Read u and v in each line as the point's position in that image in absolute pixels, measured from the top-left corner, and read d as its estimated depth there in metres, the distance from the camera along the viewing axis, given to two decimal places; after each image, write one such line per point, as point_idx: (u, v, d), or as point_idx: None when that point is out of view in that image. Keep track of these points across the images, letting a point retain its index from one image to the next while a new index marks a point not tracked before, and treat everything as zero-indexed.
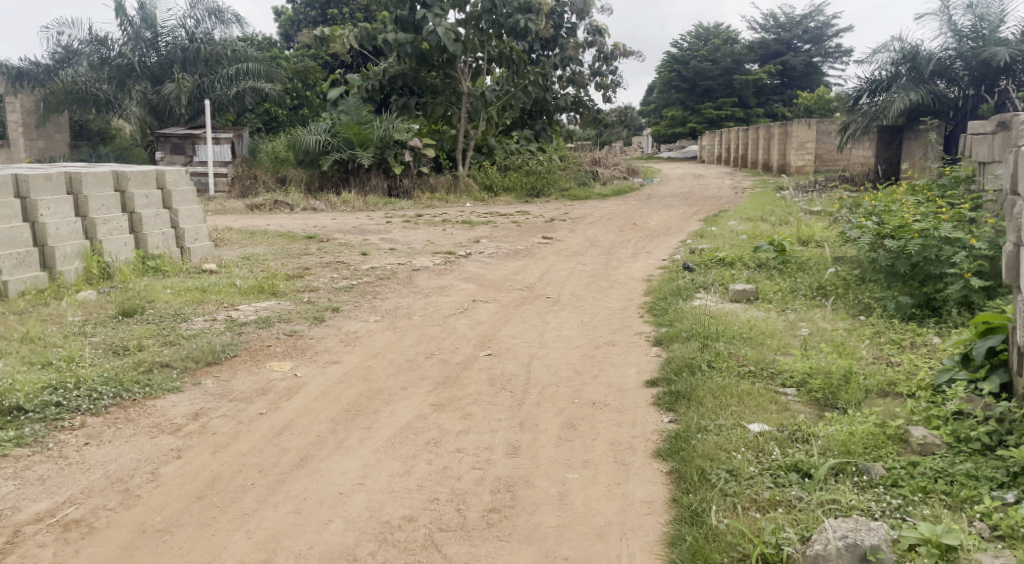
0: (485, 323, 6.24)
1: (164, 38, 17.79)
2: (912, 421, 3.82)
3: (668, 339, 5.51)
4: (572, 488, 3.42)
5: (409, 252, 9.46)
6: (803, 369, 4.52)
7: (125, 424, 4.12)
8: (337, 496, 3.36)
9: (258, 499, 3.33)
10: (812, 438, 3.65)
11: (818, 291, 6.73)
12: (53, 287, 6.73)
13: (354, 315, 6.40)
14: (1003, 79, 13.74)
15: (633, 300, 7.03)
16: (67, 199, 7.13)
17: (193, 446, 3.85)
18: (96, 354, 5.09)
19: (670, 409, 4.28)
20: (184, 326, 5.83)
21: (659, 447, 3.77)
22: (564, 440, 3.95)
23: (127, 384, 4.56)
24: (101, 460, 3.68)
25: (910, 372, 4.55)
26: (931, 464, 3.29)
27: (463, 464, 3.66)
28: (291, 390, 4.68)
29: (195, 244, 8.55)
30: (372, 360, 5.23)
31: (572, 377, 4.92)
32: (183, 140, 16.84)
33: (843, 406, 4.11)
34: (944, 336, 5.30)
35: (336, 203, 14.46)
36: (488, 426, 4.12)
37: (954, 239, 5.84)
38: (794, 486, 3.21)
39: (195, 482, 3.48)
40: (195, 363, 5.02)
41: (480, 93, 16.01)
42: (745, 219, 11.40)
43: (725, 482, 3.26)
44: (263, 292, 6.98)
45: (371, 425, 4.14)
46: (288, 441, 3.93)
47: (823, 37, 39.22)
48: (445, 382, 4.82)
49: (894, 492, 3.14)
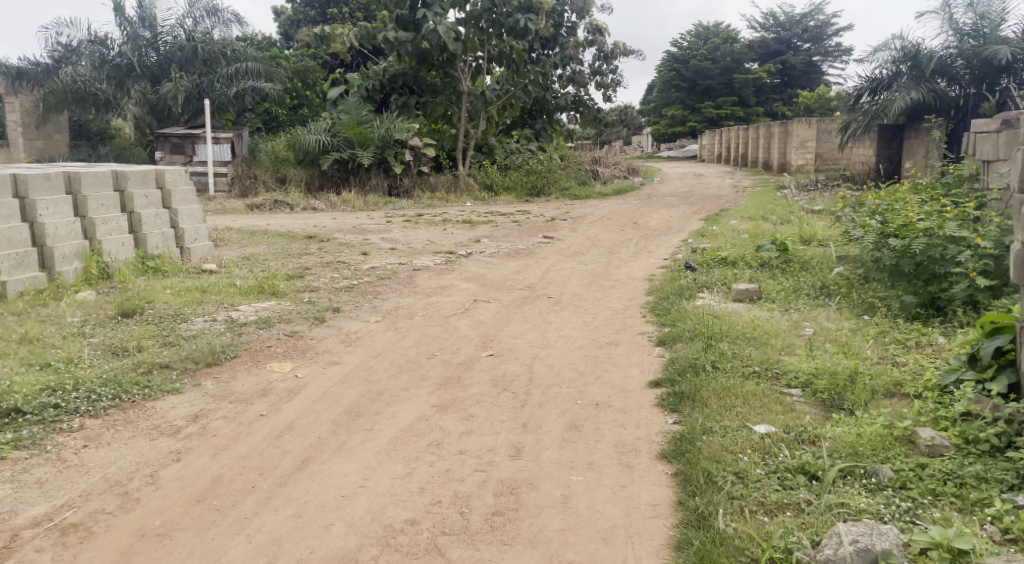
0: (486, 323, 6.20)
1: (163, 37, 17.72)
2: (919, 422, 3.78)
3: (671, 339, 5.47)
4: (576, 490, 3.38)
5: (410, 252, 9.41)
6: (808, 369, 4.47)
7: (124, 426, 4.08)
8: (339, 499, 3.32)
9: (258, 503, 3.29)
10: (819, 439, 3.61)
11: (821, 291, 6.69)
12: (52, 287, 6.69)
13: (354, 315, 6.36)
14: (1005, 77, 13.61)
15: (635, 300, 6.98)
16: (66, 199, 7.10)
17: (193, 448, 3.81)
18: (95, 355, 5.05)
19: (674, 411, 4.24)
20: (184, 327, 5.79)
21: (664, 449, 3.73)
22: (567, 441, 3.91)
23: (127, 385, 4.52)
24: (100, 463, 3.64)
25: (916, 372, 4.51)
26: (940, 466, 3.26)
27: (466, 466, 3.62)
28: (292, 392, 4.64)
29: (194, 244, 8.51)
30: (373, 361, 5.19)
31: (575, 378, 4.87)
32: (183, 140, 16.81)
33: (849, 406, 4.07)
34: (949, 336, 5.26)
35: (336, 203, 14.42)
36: (491, 427, 4.08)
37: (959, 238, 5.80)
38: (802, 489, 3.17)
39: (194, 485, 3.44)
40: (194, 364, 4.98)
41: (480, 92, 15.97)
42: (747, 218, 11.37)
43: (732, 484, 3.23)
44: (263, 292, 6.94)
45: (373, 426, 4.10)
46: (289, 443, 3.89)
47: (823, 36, 39.19)
48: (446, 383, 4.78)
49: (904, 495, 3.10)
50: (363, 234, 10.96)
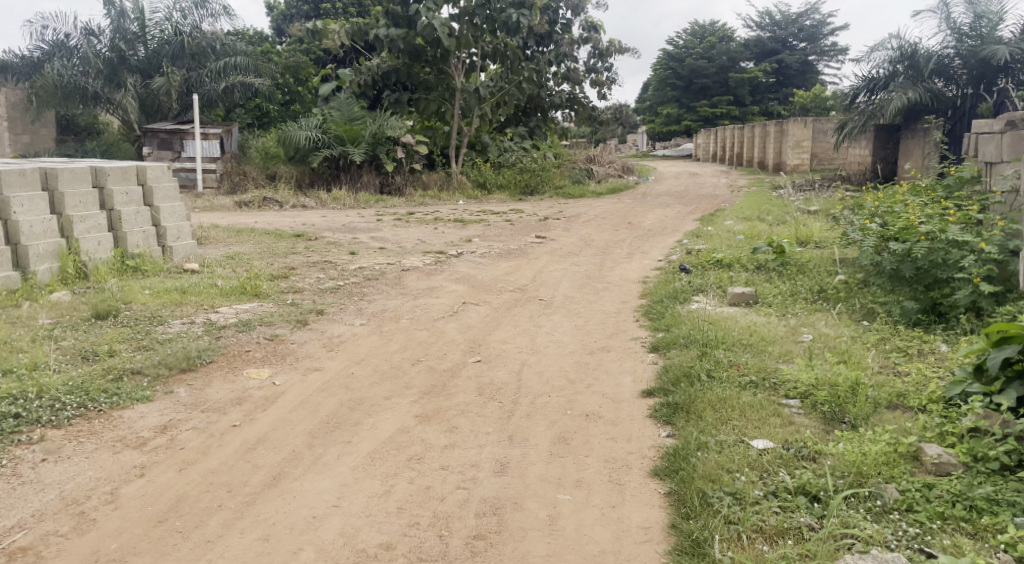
0: (474, 327, 5.99)
1: (151, 30, 17.36)
2: (925, 438, 3.60)
3: (665, 345, 5.28)
4: (563, 511, 3.19)
5: (399, 252, 9.18)
6: (808, 380, 4.27)
7: (88, 438, 3.86)
8: (309, 521, 3.11)
9: (223, 524, 3.09)
10: (821, 456, 3.42)
11: (819, 296, 6.52)
12: (26, 287, 6.46)
13: (339, 318, 6.15)
14: (1002, 78, 13.39)
15: (628, 303, 6.79)
16: (42, 196, 6.86)
17: (159, 463, 3.60)
18: (62, 360, 4.82)
19: (667, 423, 4.04)
20: (160, 330, 5.57)
21: (656, 465, 3.53)
22: (555, 456, 3.71)
23: (94, 393, 4.30)
24: (57, 480, 3.43)
25: (918, 385, 4.32)
26: (947, 487, 3.07)
27: (447, 484, 3.41)
28: (268, 401, 4.42)
29: (177, 243, 8.25)
30: (355, 368, 4.97)
31: (565, 387, 4.67)
32: (171, 136, 16.45)
33: (850, 420, 3.88)
34: (951, 344, 5.11)
35: (326, 200, 14.23)
36: (474, 440, 3.88)
37: (961, 242, 5.59)
38: (802, 512, 3.00)
39: (157, 504, 3.24)
40: (167, 370, 4.75)
41: (474, 88, 15.71)
42: (743, 218, 11.21)
43: (728, 506, 3.04)
44: (244, 293, 6.72)
45: (351, 439, 3.89)
46: (261, 457, 3.68)
47: (818, 35, 38.99)
48: (431, 391, 4.58)
49: (910, 519, 2.92)
50: (352, 233, 10.72)
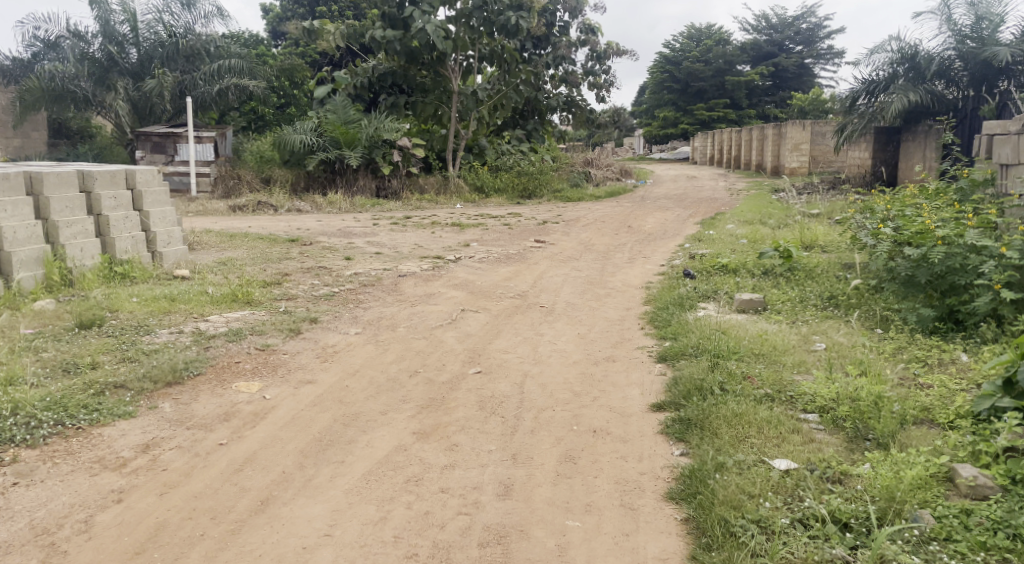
0: (473, 336, 5.75)
1: (142, 32, 17.11)
2: (957, 457, 3.37)
3: (673, 355, 5.05)
4: (573, 539, 2.96)
5: (395, 257, 8.97)
6: (828, 395, 4.05)
7: (64, 459, 3.62)
8: (298, 552, 2.88)
9: (205, 556, 2.86)
10: (847, 478, 3.22)
11: (829, 302, 6.31)
12: (8, 296, 6.23)
13: (333, 327, 5.90)
14: (1003, 80, 13.09)
15: (632, 310, 6.57)
16: (26, 201, 6.60)
17: (138, 487, 3.36)
18: (41, 373, 4.57)
19: (681, 441, 3.81)
20: (146, 341, 5.32)
21: (671, 487, 3.31)
22: (561, 477, 3.48)
23: (73, 410, 4.06)
24: (27, 506, 3.19)
25: (944, 398, 4.09)
26: (987, 513, 2.86)
27: (448, 509, 3.18)
28: (257, 416, 4.18)
29: (167, 249, 8.01)
30: (349, 381, 4.73)
31: (569, 400, 4.44)
32: (164, 139, 16.16)
33: (875, 437, 3.65)
34: (971, 354, 4.89)
35: (322, 204, 14.00)
36: (476, 459, 3.65)
37: (981, 247, 5.32)
38: (833, 542, 2.80)
39: (135, 533, 3.01)
40: (152, 385, 4.50)
41: (471, 91, 15.49)
42: (744, 222, 11.01)
43: (755, 538, 2.83)
44: (236, 301, 6.46)
45: (345, 458, 3.66)
46: (249, 479, 3.45)
47: (814, 39, 38.78)
48: (429, 406, 4.34)
49: (951, 550, 2.71)
50: (348, 238, 10.48)
